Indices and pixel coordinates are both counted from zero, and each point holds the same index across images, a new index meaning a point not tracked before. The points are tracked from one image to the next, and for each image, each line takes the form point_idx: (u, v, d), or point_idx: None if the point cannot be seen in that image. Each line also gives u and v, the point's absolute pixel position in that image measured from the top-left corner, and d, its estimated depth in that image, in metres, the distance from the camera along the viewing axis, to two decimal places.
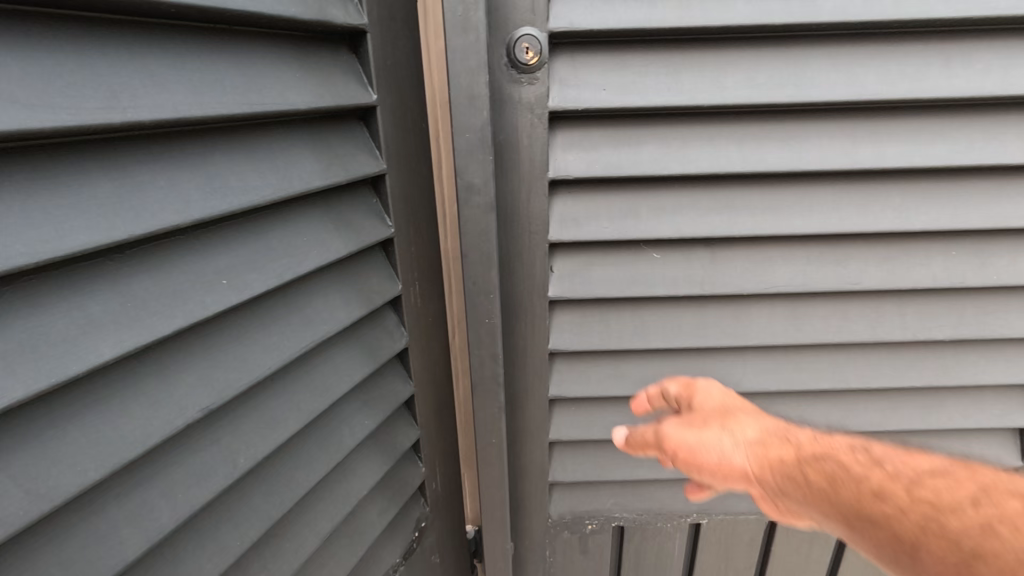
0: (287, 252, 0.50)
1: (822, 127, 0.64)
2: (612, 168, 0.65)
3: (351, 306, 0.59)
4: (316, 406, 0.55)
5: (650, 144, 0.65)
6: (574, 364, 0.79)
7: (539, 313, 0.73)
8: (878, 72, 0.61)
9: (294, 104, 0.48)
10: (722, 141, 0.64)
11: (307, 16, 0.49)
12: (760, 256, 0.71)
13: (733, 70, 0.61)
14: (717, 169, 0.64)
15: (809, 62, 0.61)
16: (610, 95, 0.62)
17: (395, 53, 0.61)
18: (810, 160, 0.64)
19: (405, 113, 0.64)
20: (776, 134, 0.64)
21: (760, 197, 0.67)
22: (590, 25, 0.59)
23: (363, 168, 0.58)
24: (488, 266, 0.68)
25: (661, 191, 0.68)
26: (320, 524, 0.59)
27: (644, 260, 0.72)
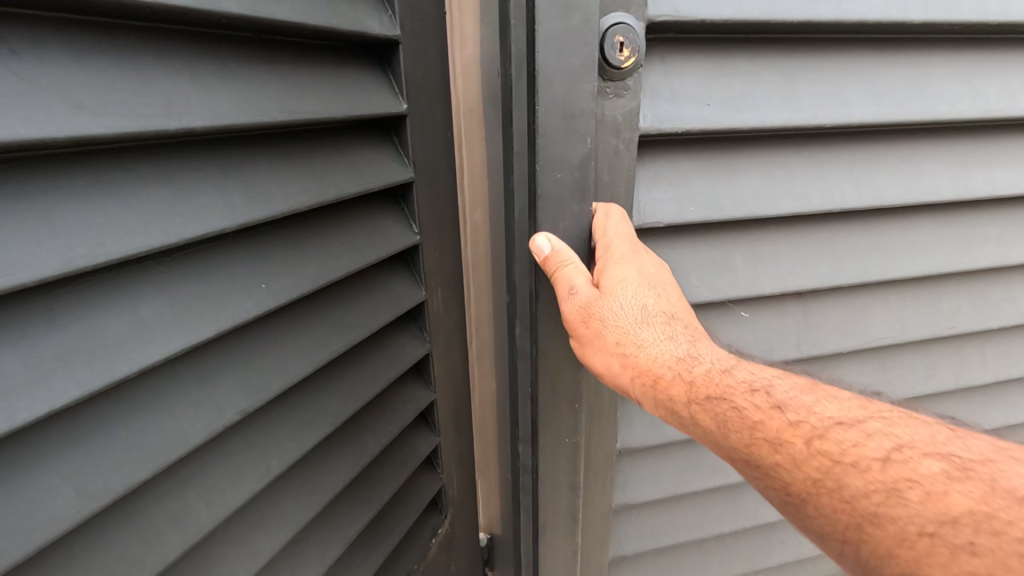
0: (322, 258, 0.52)
1: (886, 142, 0.70)
2: (717, 205, 0.65)
3: (380, 312, 0.61)
4: (346, 409, 0.57)
5: (752, 173, 0.66)
6: (645, 467, 0.83)
7: (608, 424, 0.77)
8: (926, 84, 0.67)
9: (332, 111, 0.50)
10: (800, 168, 0.67)
11: (346, 27, 0.51)
12: (858, 306, 0.78)
13: (825, 72, 0.64)
14: (830, 205, 0.69)
15: (888, 64, 0.66)
16: (715, 109, 0.61)
17: (424, 63, 0.63)
18: (887, 178, 0.70)
19: (433, 122, 0.66)
20: (857, 149, 0.69)
21: (845, 239, 0.73)
22: (702, 15, 0.57)
23: (394, 175, 0.60)
24: (573, 373, 0.71)
25: (758, 230, 0.70)
26: (346, 529, 0.60)
27: (733, 318, 0.74)
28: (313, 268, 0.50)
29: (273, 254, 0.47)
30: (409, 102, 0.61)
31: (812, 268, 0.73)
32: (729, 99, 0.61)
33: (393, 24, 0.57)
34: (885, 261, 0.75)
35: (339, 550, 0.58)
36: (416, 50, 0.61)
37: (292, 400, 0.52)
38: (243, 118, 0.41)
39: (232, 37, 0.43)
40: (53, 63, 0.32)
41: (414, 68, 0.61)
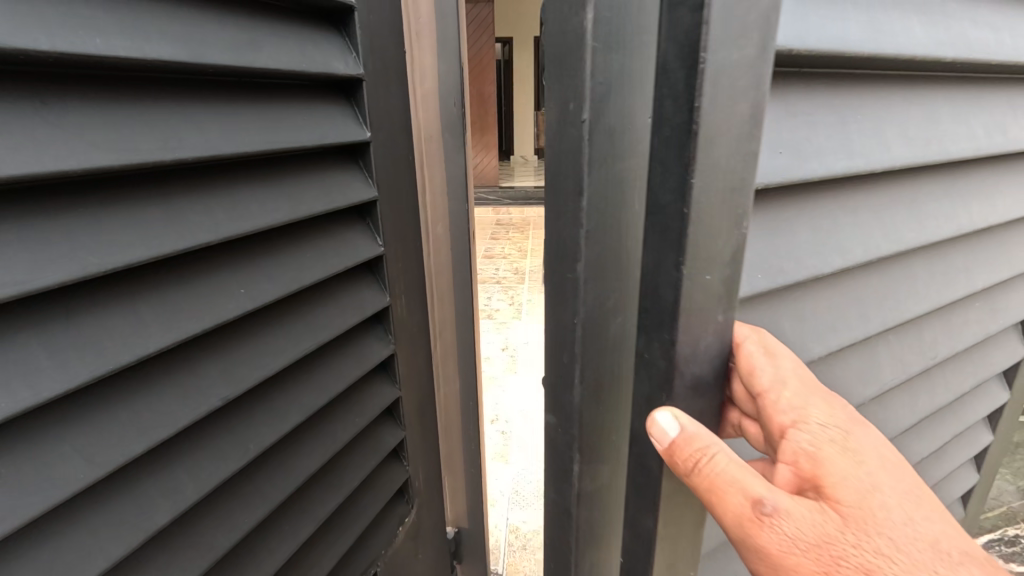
0: (295, 267, 0.60)
1: (900, 181, 0.74)
2: (784, 270, 0.63)
3: (348, 316, 0.69)
4: (317, 402, 0.64)
5: (805, 233, 0.65)
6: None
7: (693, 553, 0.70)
8: (931, 119, 0.73)
9: (304, 141, 0.58)
10: (842, 219, 0.68)
11: (315, 70, 0.59)
12: (872, 356, 0.82)
13: (863, 111, 0.65)
14: (874, 256, 0.70)
15: (907, 101, 0.70)
16: (788, 158, 0.59)
17: (386, 98, 0.72)
18: (904, 218, 0.75)
19: (394, 147, 0.75)
20: (884, 190, 0.72)
21: (873, 288, 0.77)
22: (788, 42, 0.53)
23: (360, 195, 0.68)
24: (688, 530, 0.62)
25: (805, 292, 0.69)
26: (317, 511, 0.67)
27: None
28: (286, 276, 0.58)
29: (251, 262, 0.55)
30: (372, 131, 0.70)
31: (850, 325, 0.74)
32: (797, 143, 0.60)
33: (358, 64, 0.66)
34: (902, 309, 0.80)
35: (310, 530, 0.65)
36: (379, 85, 0.70)
37: (267, 391, 0.59)
38: (224, 149, 0.49)
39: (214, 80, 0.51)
40: (71, 108, 0.39)
41: (377, 101, 0.70)
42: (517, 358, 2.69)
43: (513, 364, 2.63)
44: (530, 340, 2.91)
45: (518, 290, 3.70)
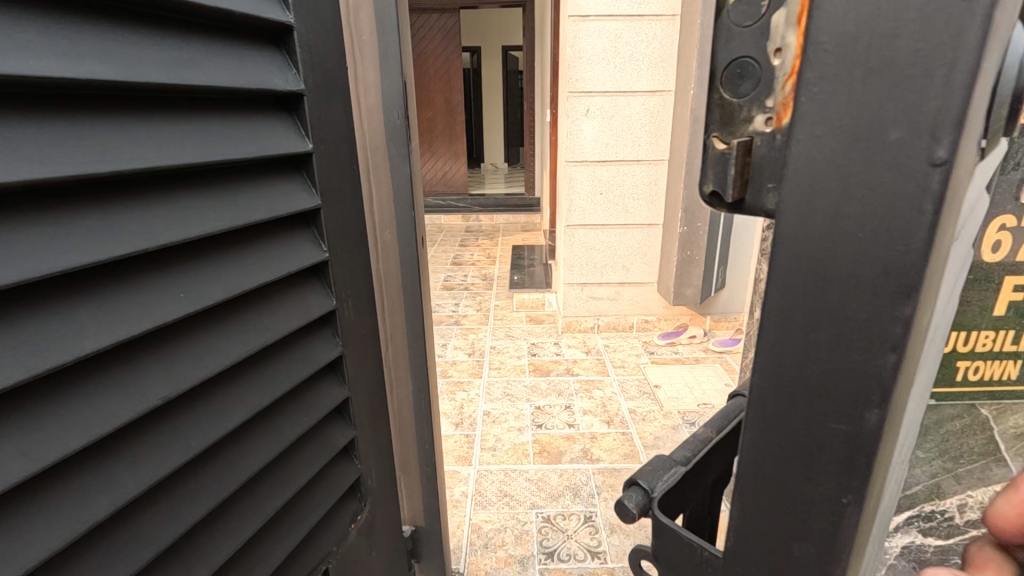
0: (236, 274, 0.63)
1: None
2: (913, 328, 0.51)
3: (291, 319, 0.72)
4: (260, 401, 0.68)
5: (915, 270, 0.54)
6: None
7: None
8: None
9: (243, 154, 0.62)
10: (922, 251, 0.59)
11: (252, 86, 0.63)
12: None
13: None
14: None
15: None
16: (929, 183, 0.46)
17: (328, 110, 0.76)
18: None
19: (337, 157, 0.79)
20: None
21: None
22: None
23: (302, 203, 0.72)
24: None
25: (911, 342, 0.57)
26: (264, 506, 0.70)
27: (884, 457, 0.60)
28: (226, 281, 0.62)
29: (194, 268, 0.58)
30: (316, 143, 0.74)
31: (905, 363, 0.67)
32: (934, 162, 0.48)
33: (300, 80, 0.70)
34: None
35: (256, 525, 0.68)
36: (321, 100, 0.74)
37: (211, 390, 0.62)
38: (163, 161, 0.53)
39: (156, 96, 0.54)
40: (9, 124, 0.42)
41: (319, 116, 0.74)
42: (484, 363, 2.73)
43: (480, 368, 2.67)
44: (497, 344, 2.95)
45: (486, 295, 3.74)
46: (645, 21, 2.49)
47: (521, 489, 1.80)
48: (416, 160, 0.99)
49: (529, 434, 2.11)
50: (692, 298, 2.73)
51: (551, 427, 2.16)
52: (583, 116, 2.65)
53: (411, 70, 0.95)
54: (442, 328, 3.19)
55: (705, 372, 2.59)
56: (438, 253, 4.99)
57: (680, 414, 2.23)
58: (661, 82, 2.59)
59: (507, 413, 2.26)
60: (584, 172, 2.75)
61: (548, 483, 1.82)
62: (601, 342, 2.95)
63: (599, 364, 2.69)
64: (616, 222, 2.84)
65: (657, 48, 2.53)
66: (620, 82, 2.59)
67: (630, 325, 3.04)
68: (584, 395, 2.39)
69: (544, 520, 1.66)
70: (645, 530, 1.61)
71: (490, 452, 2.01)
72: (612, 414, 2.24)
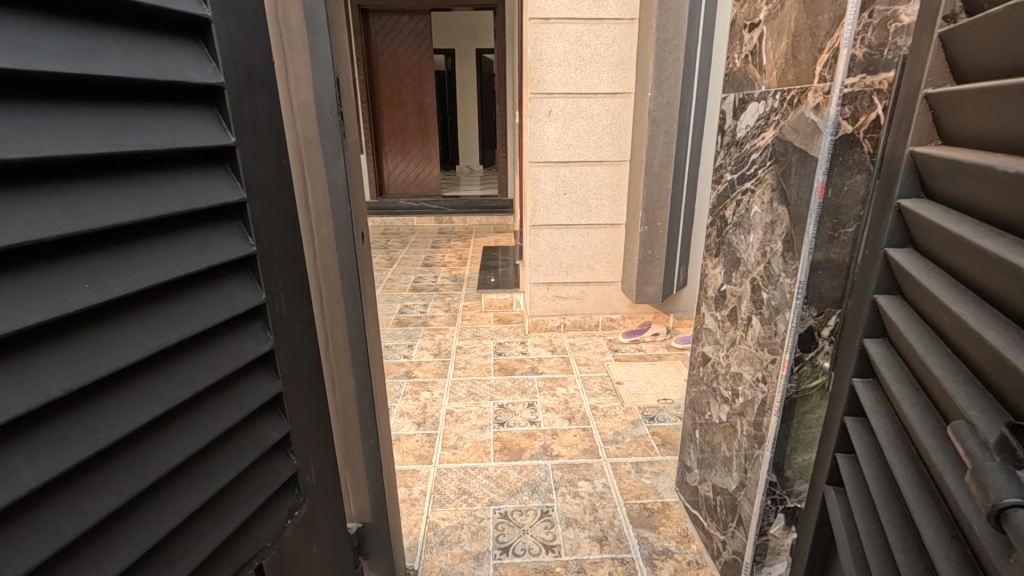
0: (147, 266, 0.62)
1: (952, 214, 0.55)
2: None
3: (213, 311, 0.72)
4: (177, 395, 0.67)
5: None
6: None
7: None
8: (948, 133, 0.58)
9: (154, 146, 0.62)
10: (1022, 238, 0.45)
11: (165, 78, 0.62)
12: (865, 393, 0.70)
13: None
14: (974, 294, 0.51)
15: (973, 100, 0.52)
16: None
17: (254, 105, 0.76)
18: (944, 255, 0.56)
19: (265, 151, 0.79)
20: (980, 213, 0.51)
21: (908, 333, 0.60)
22: None
23: (224, 196, 0.72)
24: None
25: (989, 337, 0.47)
26: (184, 501, 0.69)
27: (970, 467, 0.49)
28: (136, 273, 0.61)
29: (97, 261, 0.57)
30: (239, 138, 0.74)
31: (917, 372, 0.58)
32: None
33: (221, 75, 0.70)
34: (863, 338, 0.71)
35: (175, 518, 0.67)
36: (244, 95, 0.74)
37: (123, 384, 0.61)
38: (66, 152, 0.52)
39: (61, 89, 0.53)
40: None
41: (243, 109, 0.74)
42: (450, 363, 2.73)
43: (445, 368, 2.67)
44: (463, 344, 2.95)
45: (455, 296, 3.74)
46: (605, 24, 2.54)
47: (480, 486, 1.81)
48: (353, 155, 1.00)
49: (490, 433, 2.11)
50: (655, 296, 2.78)
51: (513, 425, 2.17)
52: (545, 117, 2.68)
53: (345, 67, 0.96)
54: (409, 329, 3.17)
55: (667, 368, 2.64)
56: (409, 254, 4.96)
57: (640, 410, 2.27)
58: (621, 85, 2.63)
59: (470, 412, 2.26)
60: (548, 173, 2.78)
61: (506, 480, 1.83)
62: (567, 341, 2.98)
63: (564, 362, 2.71)
64: (580, 222, 2.87)
65: (616, 51, 2.58)
66: (582, 85, 2.63)
67: (595, 324, 3.07)
68: (547, 393, 2.41)
69: (501, 516, 1.67)
70: (599, 522, 1.64)
71: (450, 451, 2.01)
72: (573, 411, 2.26)
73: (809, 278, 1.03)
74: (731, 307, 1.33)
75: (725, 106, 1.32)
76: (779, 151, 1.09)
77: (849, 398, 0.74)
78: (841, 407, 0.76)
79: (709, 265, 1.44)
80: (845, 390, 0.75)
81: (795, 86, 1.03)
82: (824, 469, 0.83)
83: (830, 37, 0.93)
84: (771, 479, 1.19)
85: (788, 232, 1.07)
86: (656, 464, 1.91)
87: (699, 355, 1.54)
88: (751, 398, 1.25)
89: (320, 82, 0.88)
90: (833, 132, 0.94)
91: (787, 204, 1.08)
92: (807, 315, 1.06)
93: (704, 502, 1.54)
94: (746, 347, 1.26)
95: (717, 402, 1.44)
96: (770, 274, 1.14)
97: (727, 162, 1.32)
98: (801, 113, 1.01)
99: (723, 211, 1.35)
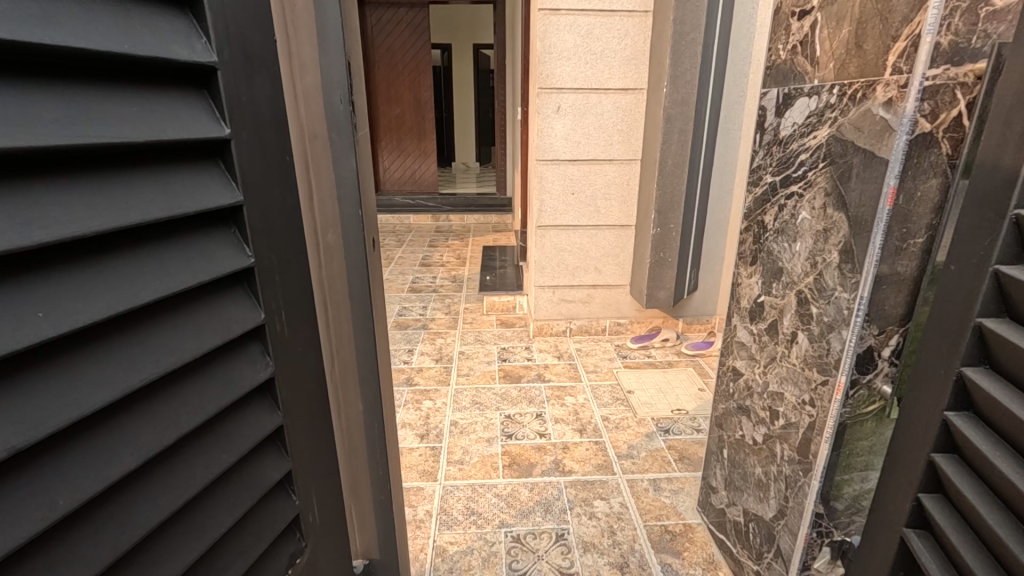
0: (125, 285, 0.49)
1: None
2: None
3: (200, 336, 0.59)
4: (160, 441, 0.53)
5: None
6: None
7: None
8: None
9: (131, 137, 0.47)
10: None
11: (149, 54, 0.48)
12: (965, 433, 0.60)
13: None
14: None
15: None
16: None
17: (252, 90, 0.61)
18: None
19: (265, 146, 0.65)
20: None
21: None
22: None
23: (217, 199, 0.58)
24: None
25: None
26: (169, 564, 0.57)
27: None
28: (112, 293, 0.47)
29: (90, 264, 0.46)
30: (247, 125, 0.61)
31: None
32: None
33: (237, 47, 0.58)
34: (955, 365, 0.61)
35: None
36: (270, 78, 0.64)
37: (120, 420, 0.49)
38: (55, 139, 0.41)
39: (38, 63, 0.41)
40: None
41: (261, 95, 0.62)
42: (452, 369, 2.61)
43: (448, 375, 2.55)
44: (466, 349, 2.84)
45: (455, 298, 3.62)
46: (618, 17, 2.42)
47: (489, 506, 1.70)
48: (366, 153, 0.88)
49: (498, 446, 2.00)
50: (665, 300, 2.68)
51: (521, 437, 2.06)
52: (554, 114, 2.56)
53: (357, 51, 0.84)
54: (408, 333, 3.05)
55: (679, 376, 2.54)
56: (407, 253, 4.83)
57: (654, 421, 2.17)
58: (633, 80, 2.52)
59: (476, 423, 2.15)
60: (556, 172, 2.66)
61: (517, 499, 1.72)
62: (573, 346, 2.87)
63: (571, 369, 2.61)
64: (588, 223, 2.76)
65: (629, 45, 2.47)
66: (592, 80, 2.52)
67: (602, 328, 2.97)
68: (556, 403, 2.30)
69: (513, 540, 1.56)
70: (619, 547, 1.53)
71: (457, 466, 1.89)
72: (584, 422, 2.15)
73: (872, 294, 0.93)
74: (771, 320, 1.22)
75: (766, 101, 1.22)
76: (836, 152, 0.99)
77: (939, 431, 0.64)
78: (926, 442, 0.66)
79: (744, 274, 1.33)
80: (932, 420, 0.65)
81: (859, 79, 0.92)
82: (892, 509, 0.73)
83: (908, 23, 0.82)
84: (818, 511, 1.09)
85: (847, 241, 0.97)
86: (674, 481, 1.81)
87: (728, 370, 1.44)
88: (794, 421, 1.15)
89: (328, 65, 0.76)
90: (909, 131, 0.84)
91: (846, 210, 0.97)
92: (867, 333, 0.95)
93: (733, 527, 1.44)
94: (789, 365, 1.16)
95: (749, 422, 1.34)
96: (821, 286, 1.04)
97: (768, 162, 1.21)
98: (867, 108, 0.91)
99: (762, 215, 1.24)
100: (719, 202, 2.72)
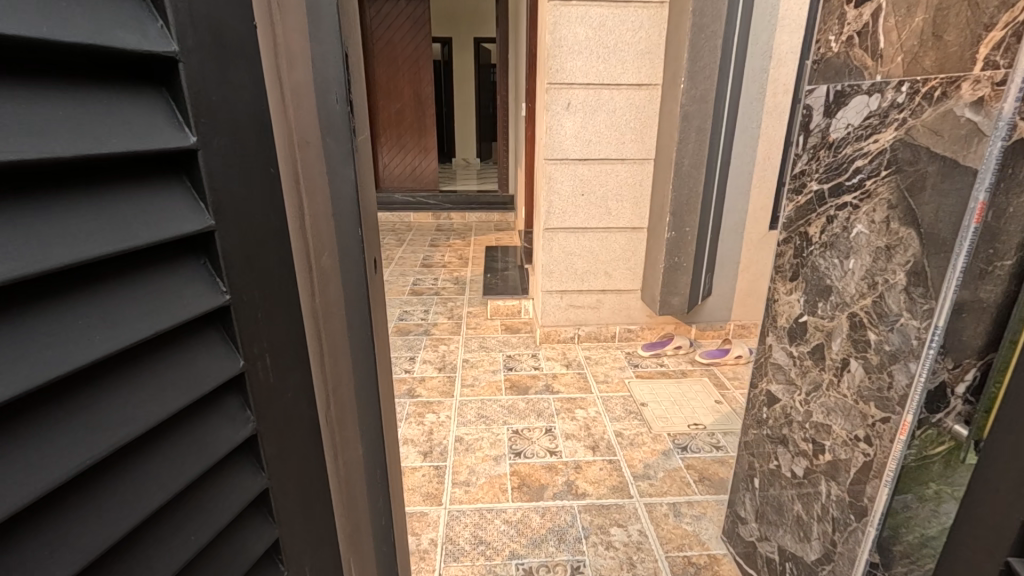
0: (43, 357, 0.32)
1: None
2: None
3: (162, 396, 0.42)
4: (105, 541, 0.36)
5: None
6: None
7: None
8: None
9: (48, 150, 0.32)
10: None
11: (81, 40, 0.33)
12: None
13: None
14: None
15: None
16: None
17: (224, 87, 0.42)
18: None
19: (247, 155, 0.46)
20: None
21: None
22: None
23: (181, 226, 0.41)
24: None
25: None
26: None
27: None
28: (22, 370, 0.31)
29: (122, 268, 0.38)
30: (221, 127, 0.43)
31: None
32: None
33: (206, 33, 0.40)
34: None
35: None
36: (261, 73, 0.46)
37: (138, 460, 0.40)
38: None
39: None
40: None
41: (244, 88, 0.44)
42: (456, 379, 2.49)
43: (451, 386, 2.43)
44: (470, 357, 2.71)
45: (457, 301, 3.50)
46: (632, 8, 2.28)
47: (499, 534, 1.58)
48: (366, 159, 0.75)
49: (506, 465, 1.88)
50: (679, 307, 2.56)
51: (530, 455, 1.94)
52: (564, 110, 2.43)
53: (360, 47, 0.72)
54: (409, 339, 2.93)
55: (694, 387, 2.42)
56: (407, 253, 4.70)
57: (670, 437, 2.05)
58: (647, 75, 2.39)
59: (482, 439, 2.03)
60: (565, 171, 2.53)
61: (529, 526, 1.61)
62: (581, 353, 2.75)
63: (581, 379, 2.49)
64: (598, 225, 2.64)
65: (643, 38, 2.33)
66: (605, 75, 2.38)
67: (612, 335, 2.85)
68: (566, 416, 2.18)
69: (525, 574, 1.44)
70: None
71: (463, 489, 1.77)
72: (596, 438, 2.04)
73: (949, 323, 0.81)
74: (815, 343, 1.11)
75: (812, 99, 1.09)
76: (905, 159, 0.87)
77: None
78: None
79: (782, 290, 1.21)
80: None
81: (937, 75, 0.80)
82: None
83: (1006, 10, 0.70)
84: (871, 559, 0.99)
85: (918, 261, 0.85)
86: (695, 505, 1.70)
87: (761, 393, 1.32)
88: (843, 458, 1.03)
89: (327, 60, 0.64)
90: (1005, 136, 0.70)
91: (917, 225, 0.85)
92: (940, 367, 0.84)
93: (765, 563, 1.33)
94: (837, 396, 1.04)
95: (787, 453, 1.22)
96: (882, 310, 0.92)
97: (814, 167, 1.09)
98: (948, 109, 0.78)
99: (805, 227, 1.12)
100: (736, 204, 2.60)
